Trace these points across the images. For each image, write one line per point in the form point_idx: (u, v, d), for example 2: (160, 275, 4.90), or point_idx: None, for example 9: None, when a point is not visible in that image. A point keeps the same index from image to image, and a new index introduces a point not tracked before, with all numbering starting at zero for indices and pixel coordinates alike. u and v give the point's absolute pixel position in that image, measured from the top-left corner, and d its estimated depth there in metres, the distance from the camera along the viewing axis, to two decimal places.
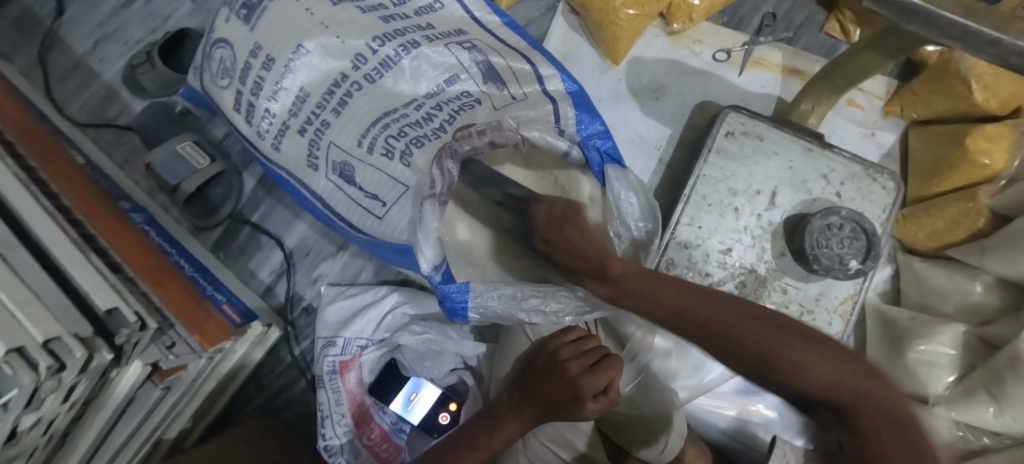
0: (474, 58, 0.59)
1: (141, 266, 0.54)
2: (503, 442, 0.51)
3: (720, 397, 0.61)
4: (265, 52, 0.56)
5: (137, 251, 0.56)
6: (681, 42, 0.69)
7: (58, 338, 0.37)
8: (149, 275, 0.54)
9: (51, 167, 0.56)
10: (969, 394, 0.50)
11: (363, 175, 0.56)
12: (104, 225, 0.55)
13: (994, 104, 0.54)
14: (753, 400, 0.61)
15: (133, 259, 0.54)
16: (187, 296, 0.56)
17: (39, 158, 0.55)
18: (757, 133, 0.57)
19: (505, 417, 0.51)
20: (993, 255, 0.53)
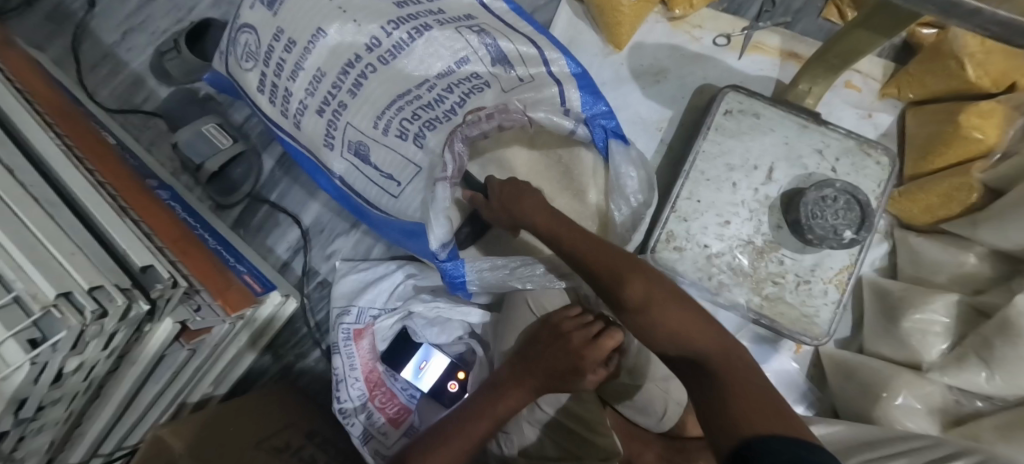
0: (483, 41, 0.62)
1: (169, 234, 0.58)
2: (508, 410, 0.52)
3: None
4: (286, 35, 0.59)
5: (164, 221, 0.59)
6: (681, 28, 0.72)
7: (103, 286, 0.41)
8: (177, 243, 0.57)
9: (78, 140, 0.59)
10: (961, 360, 0.52)
11: (378, 154, 0.60)
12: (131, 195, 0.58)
13: (987, 81, 0.56)
14: None
15: (160, 227, 0.57)
16: (210, 264, 0.59)
17: (70, 133, 0.59)
18: (754, 111, 0.60)
19: (509, 386, 0.53)
20: (985, 226, 0.54)
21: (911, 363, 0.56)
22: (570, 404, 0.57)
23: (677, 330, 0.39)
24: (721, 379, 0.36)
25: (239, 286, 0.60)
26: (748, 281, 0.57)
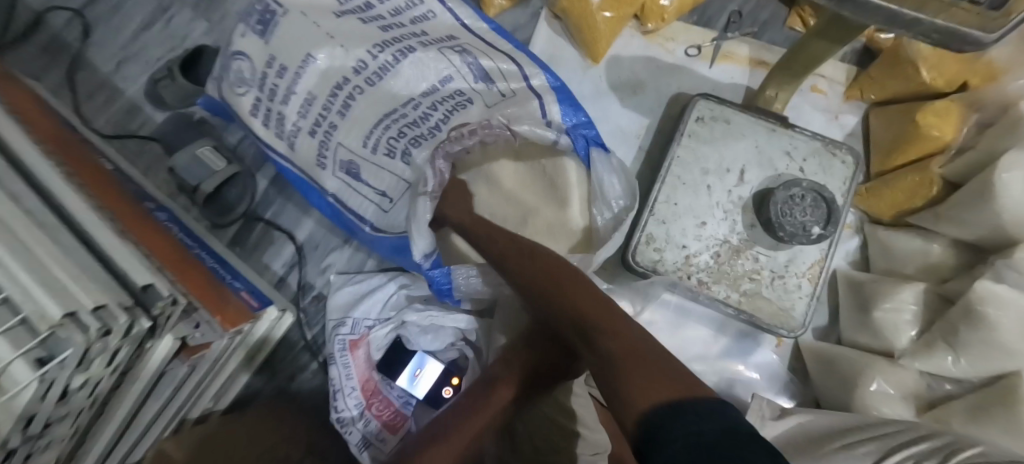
0: (466, 60, 0.65)
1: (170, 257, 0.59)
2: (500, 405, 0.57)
3: (705, 361, 0.66)
4: (278, 62, 0.62)
5: (163, 245, 0.60)
6: (655, 40, 0.75)
7: (105, 306, 0.42)
8: (177, 265, 0.59)
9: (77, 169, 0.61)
10: (930, 346, 0.54)
11: (370, 173, 0.63)
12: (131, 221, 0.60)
13: (941, 82, 0.59)
14: (734, 363, 0.65)
15: (160, 251, 0.59)
16: (210, 285, 0.61)
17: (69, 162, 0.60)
18: (725, 117, 0.63)
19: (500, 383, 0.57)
20: (946, 218, 0.57)
21: (885, 351, 0.58)
22: (561, 402, 0.59)
23: (584, 307, 0.45)
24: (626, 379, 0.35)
25: (239, 304, 0.62)
26: (726, 279, 0.60)
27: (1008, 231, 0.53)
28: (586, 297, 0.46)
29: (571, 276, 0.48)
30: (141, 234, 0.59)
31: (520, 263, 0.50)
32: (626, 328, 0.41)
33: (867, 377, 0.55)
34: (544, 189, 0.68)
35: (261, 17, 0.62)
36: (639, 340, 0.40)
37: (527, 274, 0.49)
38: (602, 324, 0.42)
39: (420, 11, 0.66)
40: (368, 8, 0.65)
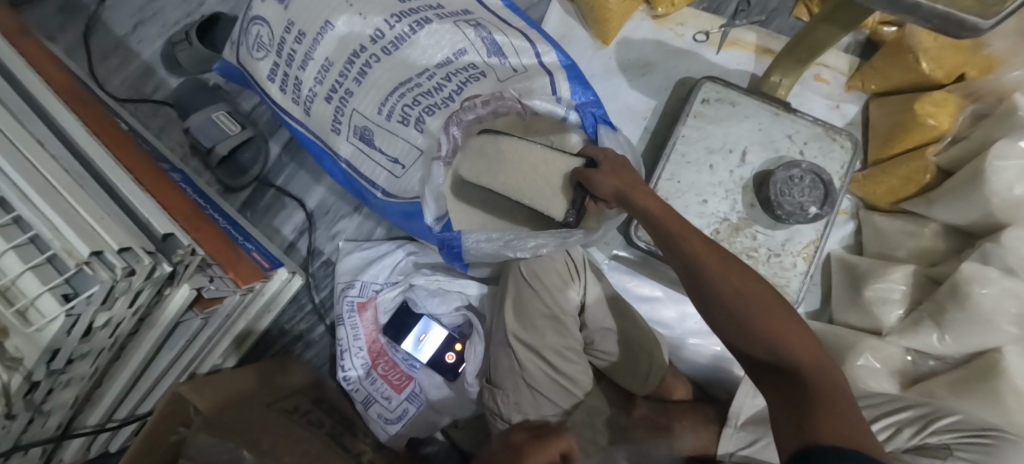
0: (480, 34, 0.66)
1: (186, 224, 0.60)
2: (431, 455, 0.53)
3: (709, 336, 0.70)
4: (297, 27, 0.64)
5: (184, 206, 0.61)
6: (665, 25, 0.77)
7: (130, 249, 0.44)
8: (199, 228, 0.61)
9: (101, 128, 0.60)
10: (916, 323, 0.56)
11: (383, 139, 0.64)
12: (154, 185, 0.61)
13: (940, 74, 0.61)
14: None
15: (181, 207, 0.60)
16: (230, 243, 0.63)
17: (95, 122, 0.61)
18: (731, 100, 0.65)
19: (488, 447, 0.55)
20: (938, 204, 0.59)
21: (874, 330, 0.60)
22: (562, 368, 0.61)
23: (735, 307, 0.44)
24: (805, 380, 0.40)
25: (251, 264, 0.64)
26: None
27: (999, 217, 0.55)
28: (780, 322, 0.43)
29: (722, 255, 0.47)
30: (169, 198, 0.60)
31: (677, 233, 0.49)
32: (808, 339, 0.43)
33: (856, 351, 0.58)
34: None
35: None
36: (806, 344, 0.42)
37: (679, 241, 0.49)
38: (752, 314, 0.44)
39: None
40: None
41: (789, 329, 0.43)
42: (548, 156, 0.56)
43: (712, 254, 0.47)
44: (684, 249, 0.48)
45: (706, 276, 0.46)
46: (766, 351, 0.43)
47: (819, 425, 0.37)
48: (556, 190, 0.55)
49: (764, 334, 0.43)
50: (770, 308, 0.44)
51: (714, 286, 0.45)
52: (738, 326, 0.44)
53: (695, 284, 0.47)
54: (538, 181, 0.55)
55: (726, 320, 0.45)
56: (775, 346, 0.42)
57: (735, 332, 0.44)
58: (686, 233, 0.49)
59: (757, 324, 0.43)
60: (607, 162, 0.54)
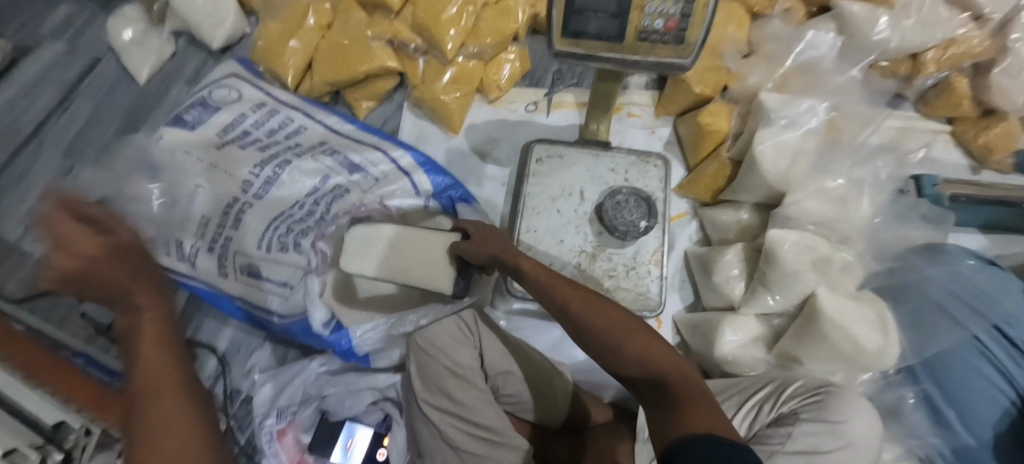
0: (337, 159, 0.76)
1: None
2: None
3: None
4: (169, 196, 0.69)
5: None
6: (500, 105, 0.90)
7: (16, 450, 0.49)
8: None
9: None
10: (754, 292, 0.65)
11: (269, 269, 0.70)
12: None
13: (708, 90, 0.76)
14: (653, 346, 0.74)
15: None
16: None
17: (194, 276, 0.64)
18: (558, 153, 0.76)
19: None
20: (740, 189, 0.71)
21: (729, 305, 0.69)
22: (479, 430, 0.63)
23: (611, 333, 0.50)
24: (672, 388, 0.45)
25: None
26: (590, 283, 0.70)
27: (779, 187, 0.66)
28: (642, 343, 0.49)
29: (590, 296, 0.54)
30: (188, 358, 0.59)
31: (551, 284, 0.57)
32: (669, 353, 0.49)
33: (722, 328, 0.65)
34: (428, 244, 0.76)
35: (150, 162, 0.70)
36: (665, 357, 0.48)
37: (549, 290, 0.56)
38: (621, 339, 0.50)
39: (292, 128, 0.77)
40: (245, 134, 0.75)
41: (653, 343, 0.49)
42: (428, 238, 0.66)
43: (583, 295, 0.54)
44: (560, 294, 0.55)
45: (583, 314, 0.53)
46: (639, 367, 0.48)
47: (682, 425, 0.41)
48: (444, 264, 0.65)
49: (635, 353, 0.49)
50: (635, 332, 0.50)
51: (591, 320, 0.52)
52: (614, 349, 0.50)
53: (572, 327, 0.53)
54: (428, 259, 0.65)
55: (605, 347, 0.50)
56: (643, 362, 0.48)
57: (611, 359, 0.50)
58: (558, 284, 0.56)
59: (630, 345, 0.49)
60: (477, 230, 0.65)
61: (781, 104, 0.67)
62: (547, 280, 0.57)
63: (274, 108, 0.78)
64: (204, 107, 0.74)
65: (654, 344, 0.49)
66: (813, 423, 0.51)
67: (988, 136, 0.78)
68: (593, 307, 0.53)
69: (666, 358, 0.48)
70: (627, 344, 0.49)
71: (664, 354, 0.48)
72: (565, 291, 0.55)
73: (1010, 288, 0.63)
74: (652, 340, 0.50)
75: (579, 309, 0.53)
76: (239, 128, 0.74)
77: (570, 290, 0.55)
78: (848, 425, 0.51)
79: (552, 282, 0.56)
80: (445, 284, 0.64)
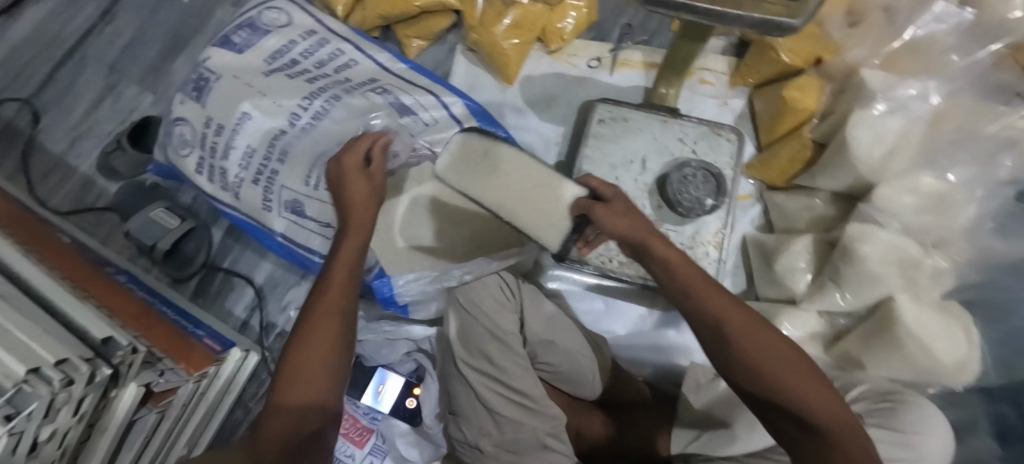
0: (387, 99, 0.72)
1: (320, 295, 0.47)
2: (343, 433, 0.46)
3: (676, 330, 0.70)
4: (215, 121, 0.67)
5: (359, 262, 0.49)
6: (561, 58, 0.84)
7: (67, 359, 0.47)
8: (337, 296, 0.47)
9: (348, 174, 0.51)
10: (821, 288, 0.61)
11: (314, 208, 0.68)
12: (359, 247, 0.49)
13: (800, 61, 0.69)
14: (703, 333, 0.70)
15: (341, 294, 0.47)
16: (342, 344, 0.46)
17: (345, 166, 0.51)
18: (623, 116, 0.71)
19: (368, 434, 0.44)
20: (820, 176, 0.65)
21: (789, 299, 0.65)
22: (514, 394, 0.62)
23: (783, 377, 0.38)
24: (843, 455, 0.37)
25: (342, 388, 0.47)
26: None
27: (867, 177, 0.61)
28: (810, 384, 0.38)
29: (750, 316, 0.40)
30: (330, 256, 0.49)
31: (697, 297, 0.40)
32: (840, 408, 0.39)
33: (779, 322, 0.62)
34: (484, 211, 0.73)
35: (197, 85, 0.69)
36: (836, 408, 0.38)
37: (691, 291, 0.40)
38: (786, 382, 0.38)
39: (342, 61, 0.73)
40: (294, 63, 0.71)
41: (825, 395, 0.38)
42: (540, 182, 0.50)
43: (744, 316, 0.39)
44: (713, 310, 0.39)
45: (742, 343, 0.39)
46: (806, 427, 0.38)
47: None
48: (554, 218, 0.50)
49: (806, 409, 0.38)
50: (808, 379, 0.38)
51: (752, 351, 0.38)
52: (776, 395, 0.38)
53: (716, 342, 0.39)
54: (527, 205, 0.50)
55: (765, 392, 0.39)
56: (813, 426, 0.38)
57: (772, 404, 0.39)
58: (712, 295, 0.40)
59: (804, 393, 0.38)
60: (618, 197, 0.45)
61: (885, 86, 0.60)
62: (696, 291, 0.40)
63: (325, 38, 0.73)
64: (253, 29, 0.71)
65: (821, 390, 0.38)
66: (881, 427, 0.47)
67: None
68: (749, 327, 0.39)
69: (833, 408, 0.38)
70: (794, 388, 0.38)
71: (835, 403, 0.38)
72: (703, 294, 0.40)
73: None
74: (817, 377, 0.39)
75: (728, 326, 0.39)
76: (288, 55, 0.71)
77: (714, 294, 0.40)
78: (924, 438, 0.47)
79: (689, 279, 0.40)
80: (552, 244, 0.50)
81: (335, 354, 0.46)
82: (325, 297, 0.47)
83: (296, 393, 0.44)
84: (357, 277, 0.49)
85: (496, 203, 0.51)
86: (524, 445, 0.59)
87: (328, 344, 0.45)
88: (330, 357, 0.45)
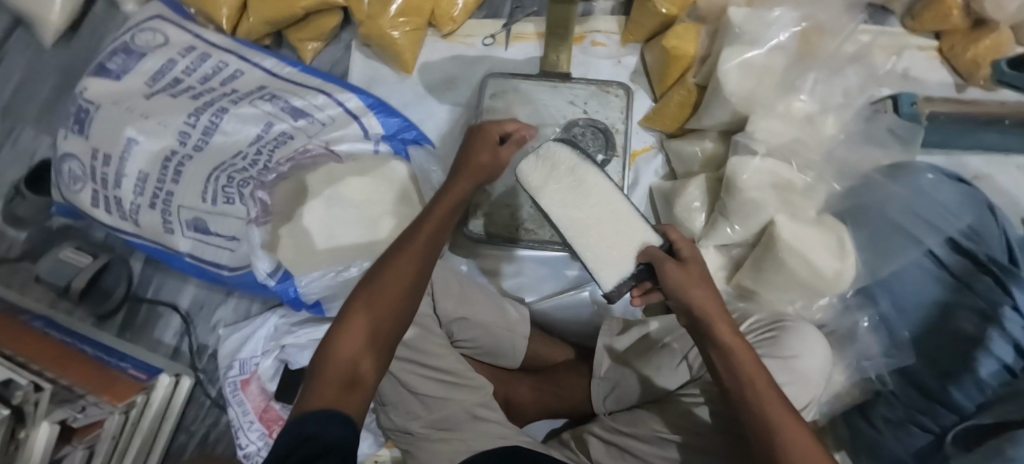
0: (277, 105, 0.72)
1: (409, 248, 0.47)
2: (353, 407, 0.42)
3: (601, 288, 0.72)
4: (102, 152, 0.67)
5: (439, 241, 0.49)
6: (455, 40, 0.83)
7: None
8: (415, 258, 0.46)
9: (478, 138, 0.55)
10: (715, 224, 0.64)
11: (216, 223, 0.67)
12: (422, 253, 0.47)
13: (674, 10, 0.71)
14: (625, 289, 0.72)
15: (421, 252, 0.47)
16: (405, 316, 0.46)
17: (478, 139, 0.55)
18: (513, 87, 0.72)
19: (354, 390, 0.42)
20: (705, 117, 0.67)
21: (691, 238, 0.67)
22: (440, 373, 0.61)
23: (784, 430, 0.39)
24: None
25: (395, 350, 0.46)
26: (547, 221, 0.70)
27: (742, 111, 0.63)
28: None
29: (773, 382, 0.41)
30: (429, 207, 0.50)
31: (734, 354, 0.42)
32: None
33: None
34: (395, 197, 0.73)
35: (78, 117, 0.68)
36: None
37: (730, 358, 0.41)
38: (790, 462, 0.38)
39: (227, 73, 0.73)
40: (177, 82, 0.70)
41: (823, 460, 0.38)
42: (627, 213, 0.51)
43: (772, 384, 0.41)
44: (739, 364, 0.41)
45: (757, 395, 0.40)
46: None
47: None
48: (625, 253, 0.50)
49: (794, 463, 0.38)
50: (811, 449, 0.38)
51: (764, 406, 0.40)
52: (769, 444, 0.39)
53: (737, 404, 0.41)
54: (602, 227, 0.51)
55: (761, 436, 0.39)
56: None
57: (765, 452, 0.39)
58: (745, 358, 0.41)
59: (795, 445, 0.38)
60: (692, 258, 0.46)
61: (746, 19, 0.61)
62: (734, 351, 0.41)
63: (206, 52, 0.73)
64: (128, 53, 0.71)
65: None
66: (767, 357, 0.50)
67: (975, 51, 0.74)
68: (778, 408, 0.40)
69: None
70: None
71: None
72: (736, 363, 0.41)
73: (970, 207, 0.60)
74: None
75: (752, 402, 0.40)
76: (169, 75, 0.71)
77: (748, 368, 0.41)
78: (800, 360, 0.50)
79: (738, 349, 0.42)
80: (605, 279, 0.50)
81: (375, 347, 0.44)
82: (403, 259, 0.46)
83: (364, 345, 0.43)
84: (439, 241, 0.49)
85: (567, 221, 0.52)
86: (453, 420, 0.59)
87: (396, 301, 0.45)
88: (397, 319, 0.45)
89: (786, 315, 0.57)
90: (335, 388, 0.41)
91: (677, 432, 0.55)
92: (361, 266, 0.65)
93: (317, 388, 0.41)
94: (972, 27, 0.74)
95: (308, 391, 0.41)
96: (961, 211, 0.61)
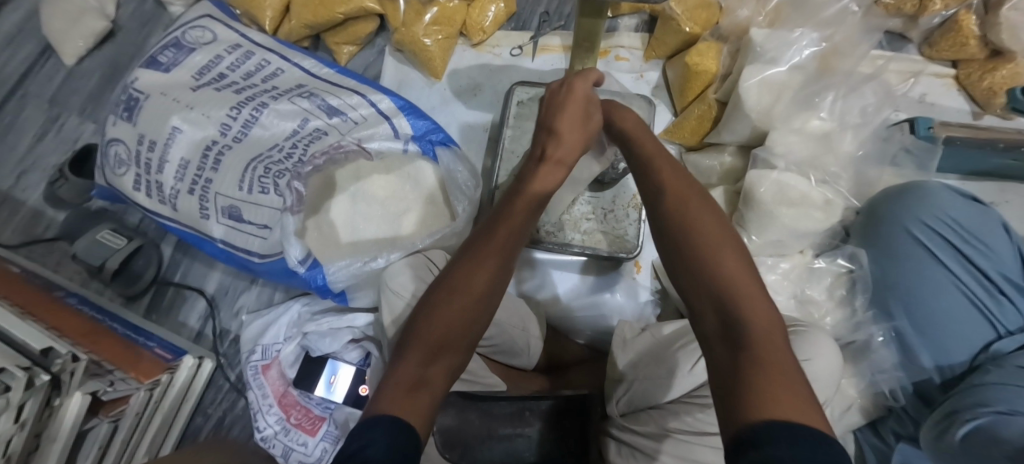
0: (314, 103, 0.75)
1: (467, 278, 0.45)
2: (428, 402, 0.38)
3: (618, 290, 0.75)
4: (148, 139, 0.71)
5: (506, 269, 0.47)
6: (484, 50, 0.86)
7: (4, 369, 0.51)
8: (471, 301, 0.44)
9: (569, 101, 0.53)
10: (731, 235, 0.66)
11: (250, 211, 0.70)
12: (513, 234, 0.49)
13: (698, 28, 0.74)
14: (642, 293, 0.75)
15: (477, 293, 0.45)
16: (444, 390, 0.41)
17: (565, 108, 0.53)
18: (540, 96, 0.76)
19: (413, 365, 0.40)
20: (725, 131, 0.70)
21: None
22: None
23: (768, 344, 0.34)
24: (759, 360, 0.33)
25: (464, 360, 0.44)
26: (568, 226, 0.71)
27: (761, 126, 0.66)
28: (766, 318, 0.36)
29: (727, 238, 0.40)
30: (492, 224, 0.50)
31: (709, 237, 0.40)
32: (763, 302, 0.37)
33: None
34: (417, 195, 0.76)
35: (127, 105, 0.72)
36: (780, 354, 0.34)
37: (678, 198, 0.43)
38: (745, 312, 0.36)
39: (268, 71, 0.76)
40: (221, 77, 0.74)
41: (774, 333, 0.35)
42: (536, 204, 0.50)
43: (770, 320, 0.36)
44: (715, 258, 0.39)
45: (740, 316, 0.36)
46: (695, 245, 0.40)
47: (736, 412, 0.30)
48: None
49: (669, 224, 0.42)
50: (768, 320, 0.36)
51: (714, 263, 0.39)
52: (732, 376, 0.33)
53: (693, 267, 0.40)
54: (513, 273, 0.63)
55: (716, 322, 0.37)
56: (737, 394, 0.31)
57: (728, 413, 0.31)
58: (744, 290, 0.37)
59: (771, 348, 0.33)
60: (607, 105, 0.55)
61: (766, 38, 0.65)
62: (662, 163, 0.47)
63: (250, 50, 0.77)
64: (178, 48, 0.75)
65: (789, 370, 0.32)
66: None
67: (992, 80, 0.76)
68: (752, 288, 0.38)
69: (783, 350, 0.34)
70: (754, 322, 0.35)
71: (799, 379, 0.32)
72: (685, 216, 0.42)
73: (988, 222, 0.58)
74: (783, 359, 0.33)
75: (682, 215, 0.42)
76: (215, 70, 0.75)
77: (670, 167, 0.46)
78: (813, 363, 0.53)
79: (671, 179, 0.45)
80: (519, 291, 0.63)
81: (471, 327, 0.44)
82: (464, 292, 0.44)
83: (426, 358, 0.41)
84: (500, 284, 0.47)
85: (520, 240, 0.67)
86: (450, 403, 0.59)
87: (489, 279, 0.46)
88: (465, 319, 0.44)
89: (800, 322, 0.60)
90: (401, 393, 0.38)
91: (689, 434, 0.55)
92: (388, 258, 0.68)
93: (385, 390, 0.39)
94: (989, 57, 0.77)
95: (378, 390, 0.40)
96: (990, 230, 0.57)
